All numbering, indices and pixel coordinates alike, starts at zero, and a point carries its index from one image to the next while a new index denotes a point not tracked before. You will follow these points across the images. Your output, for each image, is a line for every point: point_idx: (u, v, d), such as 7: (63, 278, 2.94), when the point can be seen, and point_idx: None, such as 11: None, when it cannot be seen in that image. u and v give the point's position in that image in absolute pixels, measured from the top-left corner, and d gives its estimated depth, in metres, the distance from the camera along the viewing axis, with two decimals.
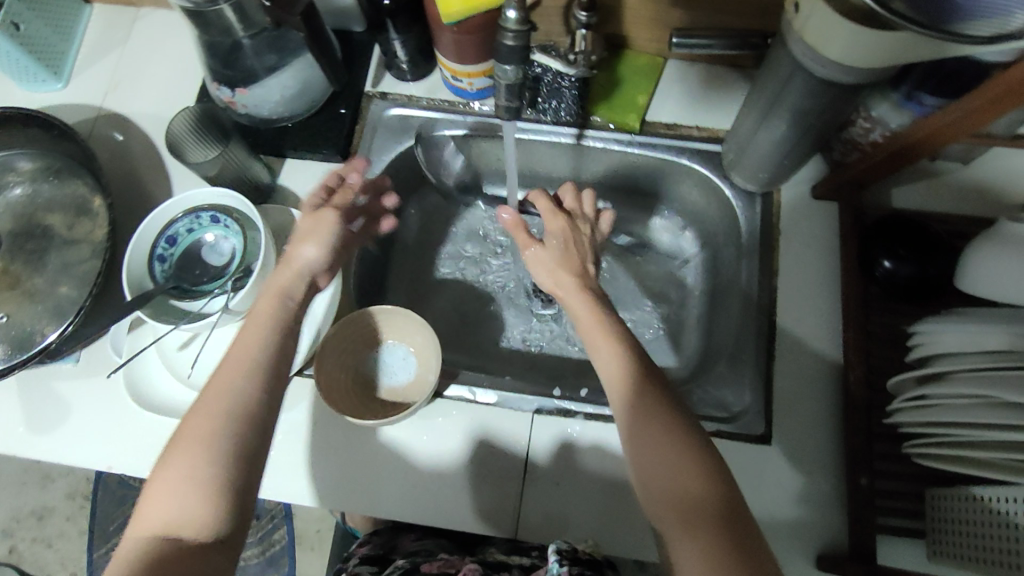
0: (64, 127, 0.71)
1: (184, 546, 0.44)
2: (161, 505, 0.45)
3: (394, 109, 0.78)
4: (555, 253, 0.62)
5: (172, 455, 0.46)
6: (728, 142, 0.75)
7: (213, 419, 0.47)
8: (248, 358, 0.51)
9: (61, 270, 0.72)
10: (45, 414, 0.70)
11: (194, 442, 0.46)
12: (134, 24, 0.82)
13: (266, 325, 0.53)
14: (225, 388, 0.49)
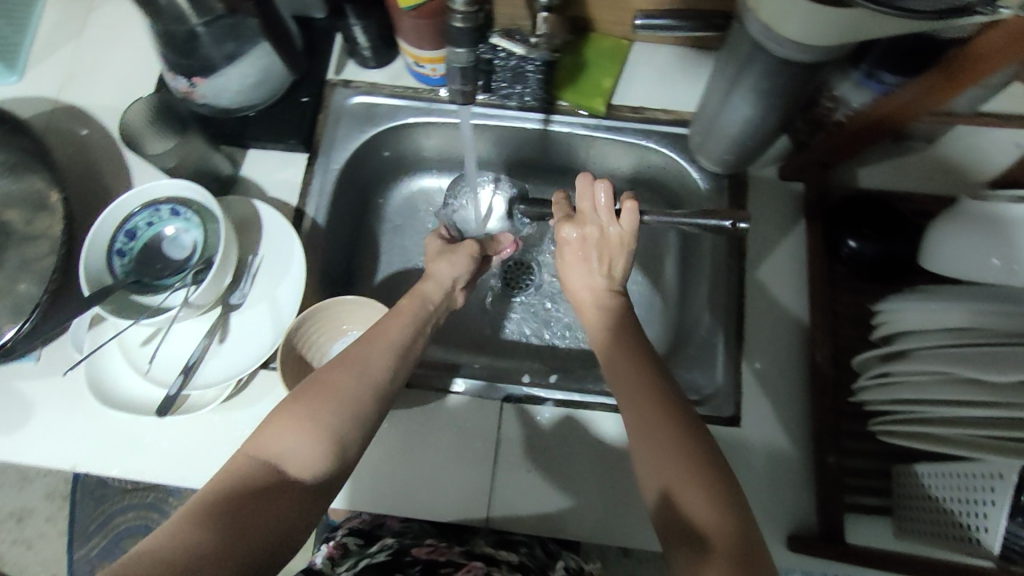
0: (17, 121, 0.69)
1: (281, 477, 0.48)
2: (281, 436, 0.49)
3: (357, 97, 0.77)
4: (585, 262, 0.63)
5: (293, 402, 0.51)
6: (694, 124, 0.74)
7: (345, 391, 0.52)
8: (388, 339, 0.58)
9: (20, 267, 0.71)
10: (6, 415, 0.69)
11: (324, 393, 0.51)
12: (90, 14, 0.81)
13: (404, 323, 0.60)
14: (360, 362, 0.54)
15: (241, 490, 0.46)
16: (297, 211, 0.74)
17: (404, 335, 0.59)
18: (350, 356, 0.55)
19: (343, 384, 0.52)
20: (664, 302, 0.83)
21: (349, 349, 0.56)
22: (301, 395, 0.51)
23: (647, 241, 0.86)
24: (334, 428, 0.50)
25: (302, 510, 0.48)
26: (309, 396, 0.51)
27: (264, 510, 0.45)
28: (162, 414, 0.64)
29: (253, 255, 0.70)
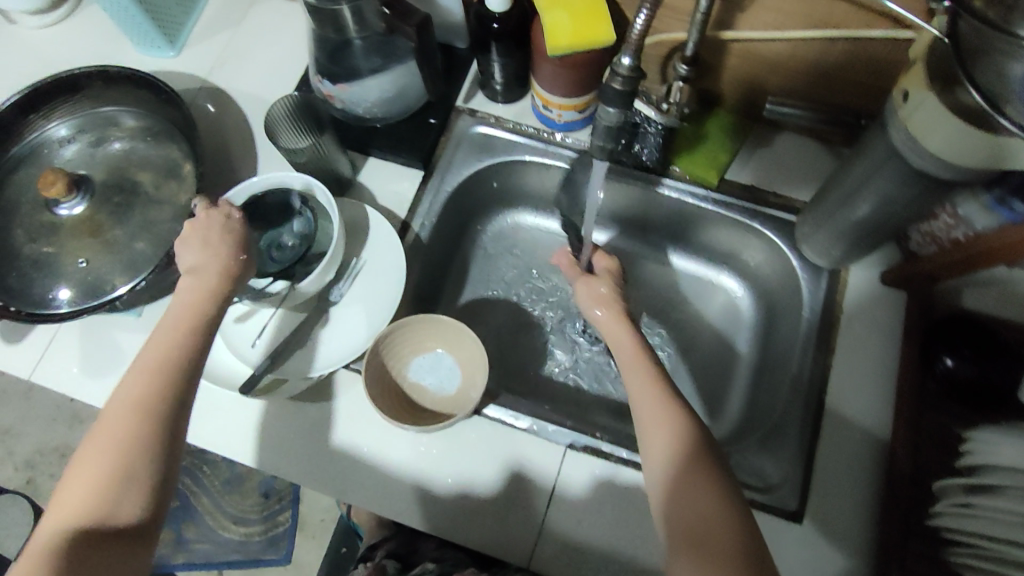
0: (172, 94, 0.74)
1: (98, 534, 0.48)
2: (75, 497, 0.49)
3: (480, 127, 0.80)
4: (603, 289, 0.70)
5: (93, 440, 0.51)
6: (804, 214, 0.74)
7: (130, 419, 0.51)
8: (184, 334, 0.55)
9: (143, 226, 0.76)
10: (103, 361, 0.73)
11: (113, 430, 0.50)
12: (251, 8, 0.86)
13: (184, 332, 0.55)
14: (154, 375, 0.52)
15: (75, 553, 0.47)
16: (403, 224, 0.77)
17: (182, 345, 0.54)
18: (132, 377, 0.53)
19: (125, 406, 0.51)
20: (737, 381, 0.82)
21: (142, 363, 0.54)
22: (94, 435, 0.51)
23: (729, 317, 0.86)
24: (116, 463, 0.49)
25: (136, 556, 0.49)
26: (90, 444, 0.51)
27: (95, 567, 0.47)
28: (245, 392, 0.66)
29: (356, 258, 0.73)
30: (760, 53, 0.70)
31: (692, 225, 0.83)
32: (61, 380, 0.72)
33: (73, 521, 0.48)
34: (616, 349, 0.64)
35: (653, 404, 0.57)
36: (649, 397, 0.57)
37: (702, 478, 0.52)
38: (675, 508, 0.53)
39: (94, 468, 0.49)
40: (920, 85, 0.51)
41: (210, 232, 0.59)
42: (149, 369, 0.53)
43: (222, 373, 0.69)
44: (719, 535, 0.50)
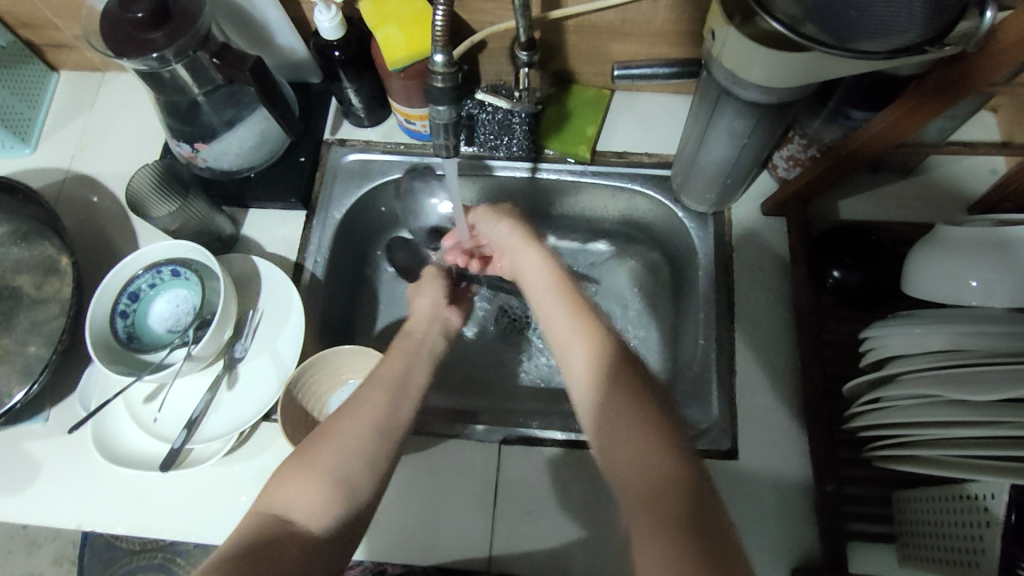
0: (30, 191, 0.73)
1: (282, 533, 0.48)
2: (278, 493, 0.50)
3: (353, 155, 0.81)
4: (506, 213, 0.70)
5: (302, 450, 0.53)
6: (676, 166, 0.77)
7: (361, 438, 0.53)
8: (384, 378, 0.59)
9: (30, 330, 0.74)
10: (15, 476, 0.70)
11: (338, 437, 0.53)
12: (100, 88, 0.85)
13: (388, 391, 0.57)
14: (355, 411, 0.55)
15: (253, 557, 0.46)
16: (297, 266, 0.76)
17: (402, 366, 0.61)
18: (353, 402, 0.56)
19: (348, 439, 0.53)
20: (659, 339, 0.84)
21: (360, 396, 0.57)
22: (297, 454, 0.53)
23: (638, 279, 0.88)
24: (340, 473, 0.51)
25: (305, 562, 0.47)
26: (295, 462, 0.52)
27: (271, 558, 0.47)
28: (166, 467, 0.64)
29: (253, 310, 0.72)
30: (595, 23, 0.72)
31: (581, 202, 0.86)
32: None
33: (263, 511, 0.50)
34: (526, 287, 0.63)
35: (566, 326, 0.56)
36: (568, 324, 0.56)
37: (632, 398, 0.49)
38: (612, 445, 0.49)
39: (318, 474, 0.51)
40: (720, 23, 0.54)
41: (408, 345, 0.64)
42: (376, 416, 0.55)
43: (141, 455, 0.67)
44: (648, 461, 0.46)
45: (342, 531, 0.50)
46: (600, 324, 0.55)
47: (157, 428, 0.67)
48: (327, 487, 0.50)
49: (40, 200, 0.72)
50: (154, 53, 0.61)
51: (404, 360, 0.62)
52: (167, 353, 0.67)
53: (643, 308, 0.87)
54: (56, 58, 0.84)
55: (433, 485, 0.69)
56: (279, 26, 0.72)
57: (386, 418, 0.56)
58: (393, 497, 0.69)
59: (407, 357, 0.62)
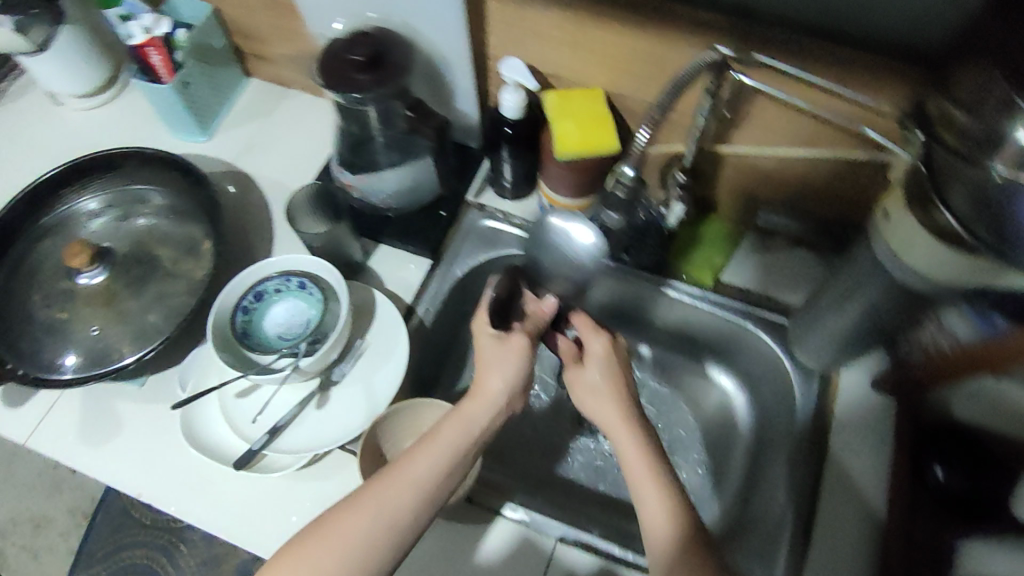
0: (201, 175, 0.78)
1: None
2: None
3: (488, 221, 0.84)
4: (601, 368, 0.69)
5: (306, 542, 0.55)
6: (797, 318, 0.77)
7: (359, 542, 0.55)
8: (411, 478, 0.58)
9: (154, 299, 0.78)
10: (97, 429, 0.73)
11: (337, 539, 0.54)
12: (281, 101, 0.93)
13: (409, 493, 0.57)
14: (370, 511, 0.56)
15: None
16: (409, 308, 0.79)
17: (437, 463, 0.59)
18: (373, 494, 0.56)
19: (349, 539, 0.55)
20: (732, 481, 0.83)
21: (380, 494, 0.57)
22: (303, 544, 0.55)
23: (722, 414, 0.88)
24: None
25: None
26: (296, 555, 0.55)
27: None
28: (240, 466, 0.66)
29: (360, 339, 0.75)
30: (756, 165, 0.75)
31: (687, 327, 0.86)
32: (53, 447, 0.72)
33: None
34: (614, 441, 0.64)
35: (648, 476, 0.60)
36: (649, 476, 0.60)
37: (693, 553, 0.56)
38: None
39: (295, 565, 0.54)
40: (898, 205, 0.55)
41: (460, 429, 0.61)
42: (390, 521, 0.56)
43: (220, 447, 0.69)
44: None
45: None
46: (680, 491, 0.60)
47: (240, 427, 0.69)
48: None
49: (210, 184, 0.78)
50: (350, 89, 0.66)
51: (443, 455, 0.59)
52: (276, 358, 0.69)
53: (721, 444, 0.86)
54: (255, 67, 0.93)
55: (478, 561, 0.68)
56: (464, 93, 0.77)
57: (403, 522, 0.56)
58: (439, 560, 0.68)
59: (449, 448, 0.60)
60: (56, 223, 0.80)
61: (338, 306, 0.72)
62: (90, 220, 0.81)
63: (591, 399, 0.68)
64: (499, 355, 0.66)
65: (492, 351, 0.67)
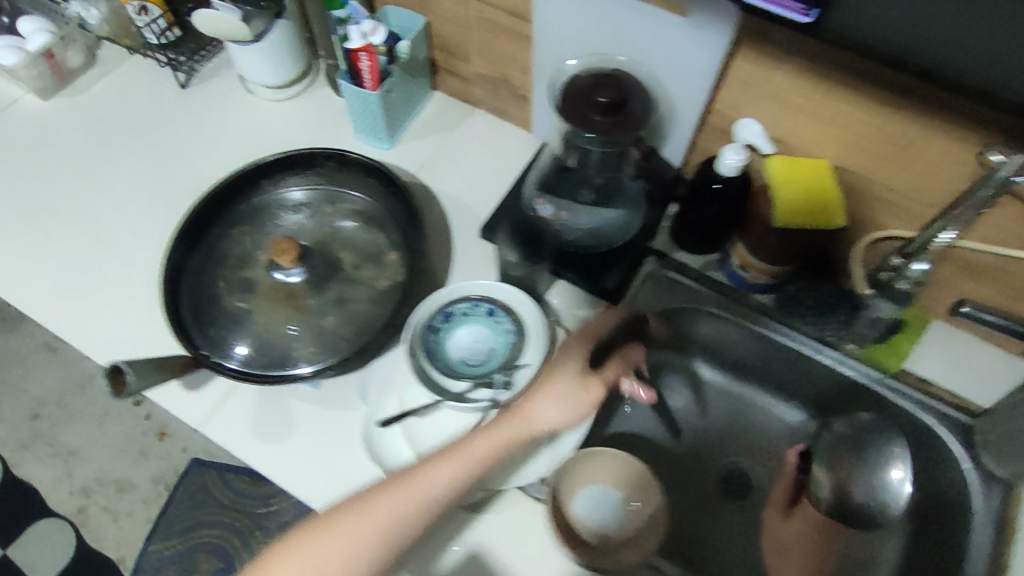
0: (403, 188, 0.77)
1: None
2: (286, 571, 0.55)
3: (667, 271, 0.79)
4: (800, 526, 0.76)
5: (319, 537, 0.55)
6: (993, 422, 0.69)
7: (362, 541, 0.55)
8: (400, 484, 0.57)
9: (333, 302, 0.76)
10: (270, 425, 0.72)
11: (350, 539, 0.55)
12: (464, 118, 0.93)
13: (427, 502, 0.56)
14: (406, 523, 0.55)
15: None
16: None
17: None
18: (385, 506, 0.56)
19: (324, 554, 0.55)
20: None
21: (391, 498, 0.56)
22: (313, 535, 0.56)
23: None
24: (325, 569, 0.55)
25: None
26: (299, 544, 0.55)
27: None
28: None
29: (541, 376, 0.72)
30: (972, 259, 0.72)
31: None
32: (225, 436, 0.72)
33: None
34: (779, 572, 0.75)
35: None
36: None
37: None
38: None
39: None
40: None
41: (494, 446, 0.59)
42: (389, 528, 0.56)
43: (402, 467, 0.68)
44: None
45: None
46: None
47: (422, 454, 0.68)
48: None
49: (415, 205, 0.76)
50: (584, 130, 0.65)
51: (455, 469, 0.58)
52: (470, 390, 0.69)
53: None
54: (443, 82, 0.93)
55: None
56: None
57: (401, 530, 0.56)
58: None
59: (468, 462, 0.58)
60: (250, 210, 0.80)
61: (531, 345, 0.70)
62: (282, 211, 0.81)
63: (785, 547, 0.75)
64: (553, 391, 0.62)
65: (559, 380, 0.63)
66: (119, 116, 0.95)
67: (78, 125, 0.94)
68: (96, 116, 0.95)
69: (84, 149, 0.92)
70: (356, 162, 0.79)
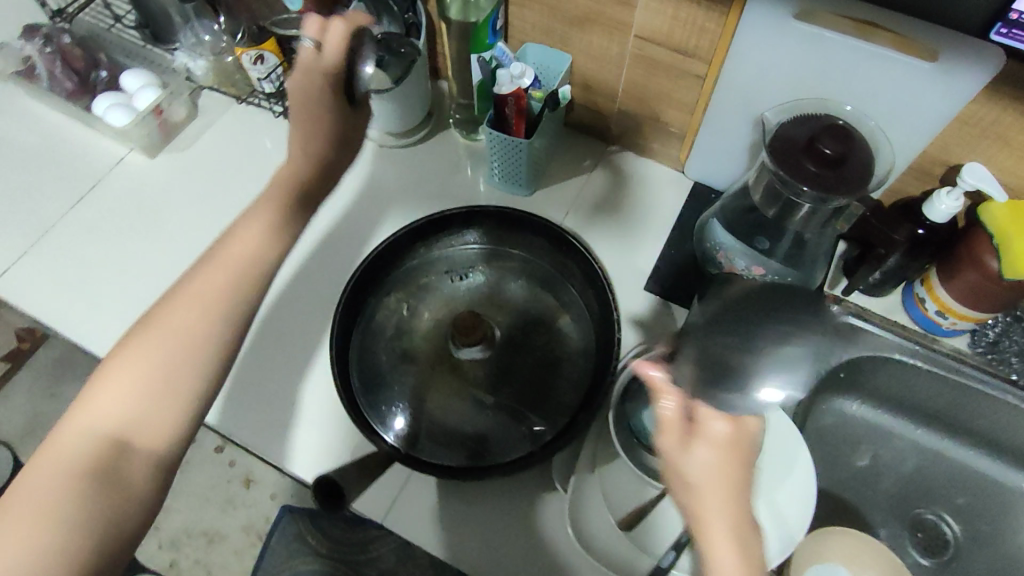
0: (572, 239, 0.73)
1: (121, 451, 0.47)
2: (114, 390, 0.48)
3: (855, 319, 0.73)
4: None
5: (117, 359, 0.49)
6: None
7: (189, 339, 0.50)
8: (213, 280, 0.51)
9: (507, 371, 0.72)
10: (458, 516, 0.66)
11: (148, 346, 0.49)
12: (602, 157, 0.87)
13: (225, 289, 0.51)
14: (163, 325, 0.50)
15: (94, 493, 0.45)
16: None
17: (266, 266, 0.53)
18: (134, 348, 0.49)
19: (126, 393, 0.48)
20: None
21: (184, 295, 0.51)
22: (119, 356, 0.49)
23: None
24: (167, 385, 0.49)
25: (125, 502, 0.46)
26: (114, 364, 0.49)
27: (84, 494, 0.44)
28: None
29: None
30: None
31: None
32: (411, 531, 0.66)
33: (115, 428, 0.47)
34: None
35: None
36: None
37: None
38: None
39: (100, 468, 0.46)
40: None
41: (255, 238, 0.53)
42: (180, 325, 0.50)
43: (622, 563, 0.61)
44: None
45: (158, 474, 0.48)
46: None
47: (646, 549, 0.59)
48: (130, 405, 0.48)
49: (592, 258, 0.72)
50: (795, 179, 0.59)
51: (227, 275, 0.52)
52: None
53: None
54: (578, 118, 0.87)
55: None
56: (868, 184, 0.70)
57: (212, 330, 0.51)
58: None
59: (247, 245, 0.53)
60: (405, 279, 0.77)
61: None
62: (436, 273, 0.77)
63: None
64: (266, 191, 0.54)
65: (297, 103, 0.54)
66: (230, 170, 0.88)
67: (188, 183, 0.87)
68: (206, 172, 0.88)
69: (198, 209, 0.85)
70: (518, 218, 0.75)
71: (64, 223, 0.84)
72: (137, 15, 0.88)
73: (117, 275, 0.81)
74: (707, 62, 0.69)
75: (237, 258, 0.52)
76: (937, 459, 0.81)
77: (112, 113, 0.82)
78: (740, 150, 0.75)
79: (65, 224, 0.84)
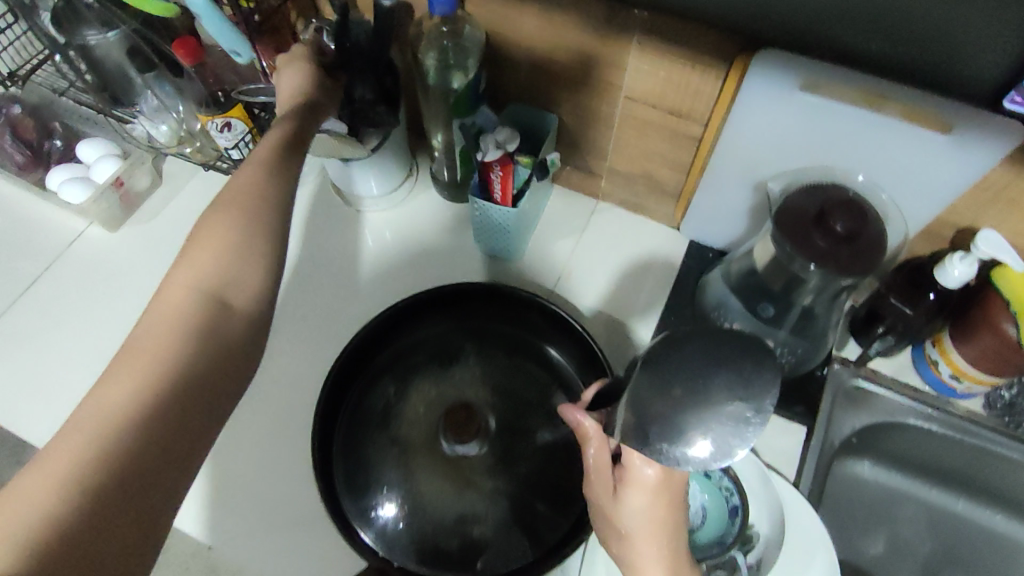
0: (571, 321, 0.68)
1: (214, 312, 0.46)
2: (199, 258, 0.47)
3: (859, 381, 0.73)
4: None
5: (188, 249, 0.48)
6: None
7: (226, 233, 0.48)
8: (247, 188, 0.51)
9: (503, 461, 0.67)
10: None
11: (211, 229, 0.48)
12: (594, 215, 0.83)
13: (256, 190, 0.51)
14: (236, 210, 0.49)
15: (171, 388, 0.42)
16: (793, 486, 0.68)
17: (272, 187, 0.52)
18: (202, 232, 0.48)
19: (200, 270, 0.47)
20: None
21: (224, 197, 0.50)
22: (195, 233, 0.49)
23: None
24: (222, 274, 0.47)
25: (209, 390, 0.43)
26: (195, 242, 0.48)
27: (147, 363, 0.42)
28: None
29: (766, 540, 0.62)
30: None
31: None
32: None
33: (195, 293, 0.46)
34: None
35: None
36: None
37: None
38: None
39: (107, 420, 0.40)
40: None
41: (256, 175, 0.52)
42: (223, 217, 0.49)
43: None
44: None
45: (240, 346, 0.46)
46: None
47: None
48: (221, 248, 0.47)
49: (592, 339, 0.67)
50: (802, 254, 0.56)
51: (260, 173, 0.52)
52: (706, 571, 0.60)
53: None
54: (567, 175, 0.83)
55: None
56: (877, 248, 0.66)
57: (243, 237, 0.48)
58: None
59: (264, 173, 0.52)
60: (392, 361, 0.72)
61: (760, 504, 0.63)
62: (427, 352, 0.73)
63: None
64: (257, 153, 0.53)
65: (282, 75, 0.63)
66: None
67: (153, 257, 0.82)
68: (172, 245, 0.82)
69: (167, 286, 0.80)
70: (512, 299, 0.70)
71: (23, 306, 0.79)
72: (82, 67, 0.78)
73: (79, 363, 0.76)
74: (704, 125, 0.66)
75: (242, 199, 0.50)
76: (951, 529, 0.77)
77: (67, 188, 0.76)
78: (735, 214, 0.72)
79: (24, 307, 0.79)
